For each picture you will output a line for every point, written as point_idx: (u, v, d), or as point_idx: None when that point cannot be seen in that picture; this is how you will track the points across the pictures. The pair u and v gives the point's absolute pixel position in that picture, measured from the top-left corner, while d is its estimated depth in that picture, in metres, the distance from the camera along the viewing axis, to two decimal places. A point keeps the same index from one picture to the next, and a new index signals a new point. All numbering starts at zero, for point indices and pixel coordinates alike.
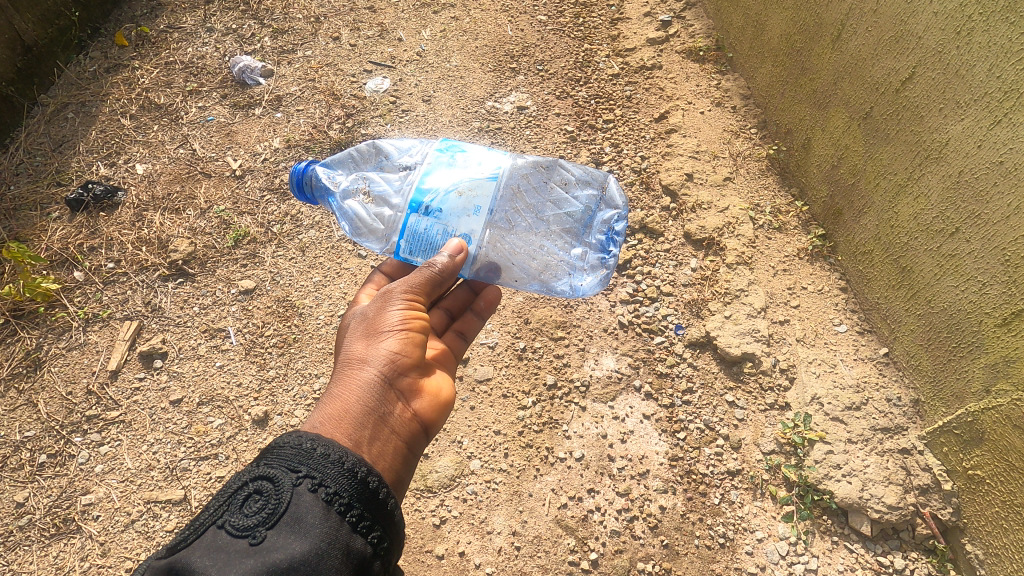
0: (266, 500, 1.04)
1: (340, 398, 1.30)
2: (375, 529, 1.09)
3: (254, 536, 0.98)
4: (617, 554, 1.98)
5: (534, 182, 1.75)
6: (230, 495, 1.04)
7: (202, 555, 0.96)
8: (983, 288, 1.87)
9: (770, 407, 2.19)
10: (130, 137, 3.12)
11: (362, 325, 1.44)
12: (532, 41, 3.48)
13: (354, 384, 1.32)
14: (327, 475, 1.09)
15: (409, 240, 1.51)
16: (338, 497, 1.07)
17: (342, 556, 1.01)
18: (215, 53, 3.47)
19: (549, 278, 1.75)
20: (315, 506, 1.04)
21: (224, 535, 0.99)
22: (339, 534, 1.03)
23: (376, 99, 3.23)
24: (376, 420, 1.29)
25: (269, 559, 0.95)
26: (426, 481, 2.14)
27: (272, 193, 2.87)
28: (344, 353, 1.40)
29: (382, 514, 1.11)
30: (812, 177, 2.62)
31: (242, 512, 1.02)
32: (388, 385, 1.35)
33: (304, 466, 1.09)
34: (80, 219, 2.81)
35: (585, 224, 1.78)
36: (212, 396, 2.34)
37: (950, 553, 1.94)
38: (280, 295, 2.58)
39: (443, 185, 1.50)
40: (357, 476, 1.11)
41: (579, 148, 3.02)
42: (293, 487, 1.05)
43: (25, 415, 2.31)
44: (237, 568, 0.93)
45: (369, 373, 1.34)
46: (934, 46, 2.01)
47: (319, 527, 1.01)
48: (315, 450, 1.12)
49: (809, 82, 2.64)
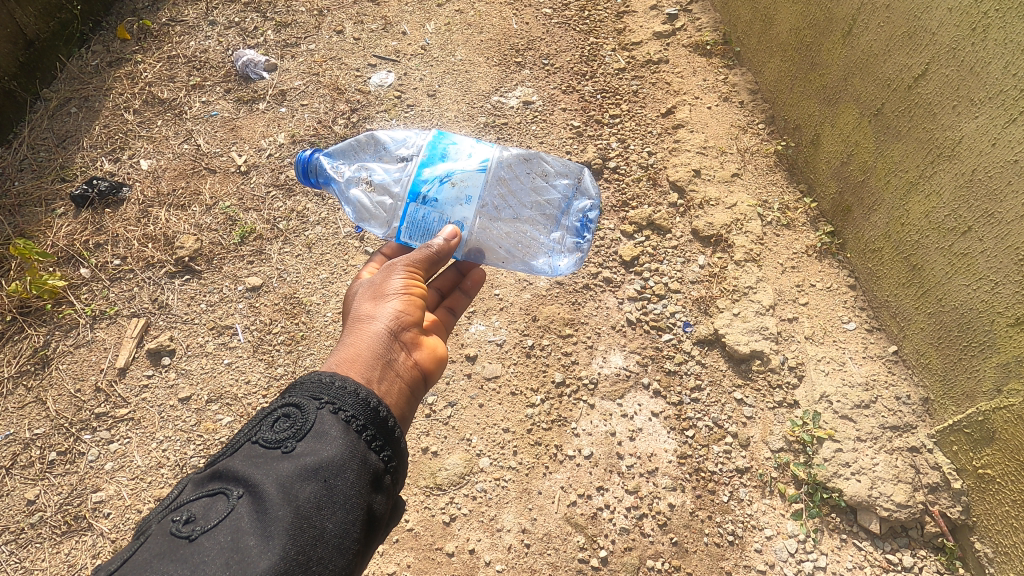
0: (293, 421, 1.09)
1: (351, 345, 1.29)
2: (387, 448, 1.13)
3: (285, 447, 1.04)
4: (626, 552, 1.98)
5: (519, 172, 1.69)
6: (261, 417, 1.10)
7: (241, 461, 1.04)
8: (995, 287, 1.86)
9: (779, 405, 2.19)
10: (134, 133, 3.10)
11: (368, 289, 1.44)
12: (537, 35, 3.45)
13: (364, 334, 1.31)
14: (345, 398, 1.13)
15: (409, 226, 1.53)
16: (355, 419, 1.11)
17: (360, 467, 1.06)
18: (218, 47, 3.44)
19: (529, 259, 1.73)
20: (336, 424, 1.09)
21: (258, 448, 1.06)
22: (357, 448, 1.08)
23: (381, 94, 3.21)
24: (385, 363, 1.29)
25: (300, 462, 1.01)
26: (435, 479, 2.15)
27: (277, 188, 2.86)
28: (353, 313, 1.40)
29: (393, 437, 1.15)
30: (821, 174, 2.62)
31: (272, 428, 1.08)
32: (394, 336, 1.35)
33: (325, 393, 1.13)
34: (86, 215, 2.79)
35: (562, 210, 1.77)
36: (221, 394, 2.34)
37: (959, 551, 1.94)
38: (287, 293, 2.57)
39: (438, 173, 1.52)
40: (370, 404, 1.14)
41: (586, 144, 2.98)
42: (316, 407, 1.10)
43: (34, 413, 2.31)
44: (274, 471, 1.00)
45: (377, 325, 1.34)
46: (949, 42, 1.99)
47: (342, 440, 1.07)
48: (333, 380, 1.15)
49: (818, 78, 2.62)
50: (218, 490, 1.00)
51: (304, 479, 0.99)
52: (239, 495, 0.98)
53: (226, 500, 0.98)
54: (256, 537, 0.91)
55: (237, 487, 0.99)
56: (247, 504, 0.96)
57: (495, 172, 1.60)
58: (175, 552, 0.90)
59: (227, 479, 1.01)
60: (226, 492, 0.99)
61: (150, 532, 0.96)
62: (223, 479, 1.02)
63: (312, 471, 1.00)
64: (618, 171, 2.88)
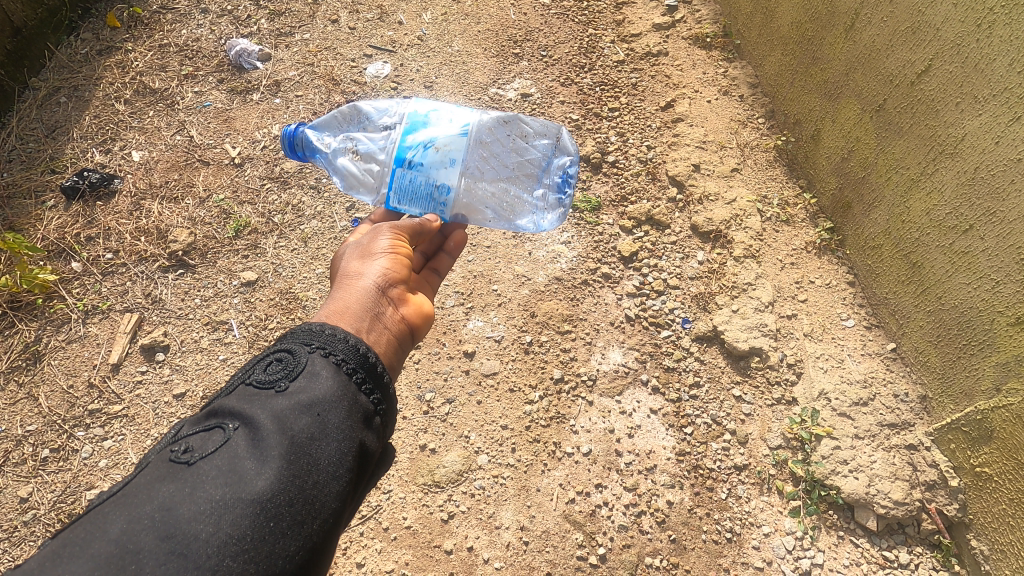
0: (284, 363, 1.06)
1: (339, 299, 1.28)
2: (377, 392, 1.11)
3: (277, 386, 1.02)
4: (624, 549, 1.98)
5: (499, 135, 1.66)
6: (252, 360, 1.07)
7: (234, 399, 1.01)
8: (996, 287, 1.86)
9: (778, 402, 2.20)
10: (126, 123, 3.04)
11: (356, 250, 1.42)
12: (536, 26, 3.40)
13: (353, 289, 1.30)
14: (337, 344, 1.11)
15: (396, 191, 1.50)
16: (346, 363, 1.09)
17: (352, 407, 1.04)
18: (211, 35, 3.38)
19: (514, 217, 1.71)
20: (327, 366, 1.07)
21: (249, 388, 1.03)
22: (349, 389, 1.06)
23: (377, 85, 3.16)
24: (374, 315, 1.27)
25: (295, 398, 0.99)
26: (434, 476, 2.12)
27: (272, 181, 2.83)
28: (340, 271, 1.38)
29: (383, 382, 1.14)
30: (821, 169, 2.61)
31: (265, 369, 1.05)
32: (382, 291, 1.33)
33: (316, 339, 1.11)
34: (77, 208, 2.75)
35: (544, 170, 1.76)
36: (217, 389, 2.32)
37: (955, 548, 1.95)
38: (283, 287, 2.55)
39: (420, 140, 1.48)
40: (361, 350, 1.13)
41: (584, 137, 2.95)
42: (308, 352, 1.08)
43: (26, 409, 2.28)
44: (268, 406, 0.98)
45: (366, 280, 1.32)
46: (953, 38, 1.97)
47: (334, 380, 1.05)
48: (324, 328, 1.14)
49: (820, 72, 2.59)
50: (212, 423, 0.96)
51: (299, 413, 0.97)
52: (234, 427, 0.95)
53: (222, 433, 0.95)
54: (254, 461, 0.89)
55: (232, 420, 0.97)
56: (244, 436, 0.94)
57: (477, 135, 1.57)
58: (172, 478, 0.87)
59: (220, 415, 0.98)
60: (222, 425, 0.96)
61: (145, 464, 0.92)
62: (217, 415, 0.98)
63: (307, 406, 0.99)
64: (617, 166, 2.85)
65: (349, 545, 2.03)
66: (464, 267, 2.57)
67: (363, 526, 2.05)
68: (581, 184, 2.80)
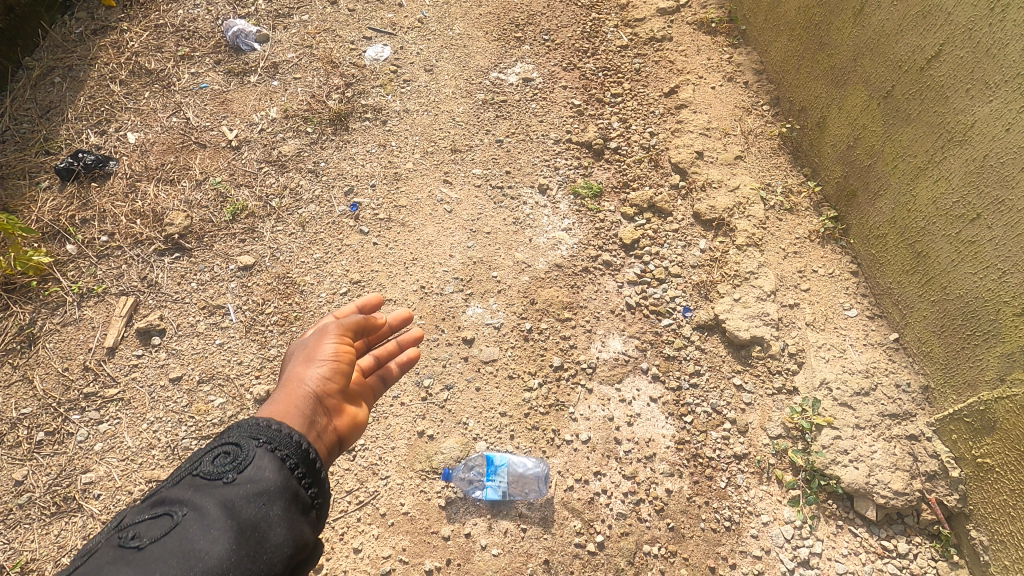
0: (231, 458, 1.06)
1: (280, 402, 1.23)
2: (315, 485, 1.12)
3: (225, 478, 1.02)
4: (623, 537, 1.97)
5: None
6: (196, 456, 1.06)
7: (179, 492, 1.01)
8: (1003, 276, 1.84)
9: (778, 391, 2.18)
10: (121, 104, 2.99)
11: (301, 353, 1.38)
12: (538, 10, 3.35)
13: (294, 395, 1.26)
14: (282, 439, 1.11)
15: None
16: (290, 458, 1.10)
17: (292, 501, 1.05)
18: (207, 16, 3.32)
19: None
20: (273, 463, 1.07)
21: (194, 482, 1.02)
22: (290, 484, 1.07)
23: (377, 68, 3.11)
24: (315, 420, 1.25)
25: (241, 492, 1.01)
26: (432, 462, 2.10)
27: (270, 165, 2.79)
28: (281, 377, 1.33)
29: (320, 476, 1.13)
30: (826, 157, 2.57)
31: (213, 462, 1.05)
32: (321, 398, 1.29)
33: (261, 436, 1.10)
34: (71, 190, 2.71)
35: None
36: (213, 374, 2.29)
37: (954, 538, 1.95)
38: (280, 272, 2.52)
39: None
40: (301, 447, 1.12)
41: (587, 123, 2.91)
42: (254, 446, 1.08)
43: (21, 391, 2.26)
44: (213, 501, 0.98)
45: (308, 383, 1.28)
46: (966, 22, 1.93)
47: (277, 478, 1.05)
48: (272, 424, 1.13)
49: (826, 58, 2.55)
50: (158, 512, 0.96)
51: (244, 508, 0.99)
52: (183, 513, 0.96)
53: (170, 519, 0.95)
54: (199, 545, 0.91)
55: (179, 508, 0.97)
56: (189, 523, 0.95)
57: None
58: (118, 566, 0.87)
59: (163, 505, 0.98)
60: (169, 512, 0.96)
61: (88, 554, 0.92)
62: (163, 505, 0.98)
63: (254, 497, 1.00)
64: (619, 152, 2.82)
65: (346, 531, 2.00)
66: (464, 253, 2.54)
67: (360, 511, 2.03)
68: (583, 171, 2.76)
